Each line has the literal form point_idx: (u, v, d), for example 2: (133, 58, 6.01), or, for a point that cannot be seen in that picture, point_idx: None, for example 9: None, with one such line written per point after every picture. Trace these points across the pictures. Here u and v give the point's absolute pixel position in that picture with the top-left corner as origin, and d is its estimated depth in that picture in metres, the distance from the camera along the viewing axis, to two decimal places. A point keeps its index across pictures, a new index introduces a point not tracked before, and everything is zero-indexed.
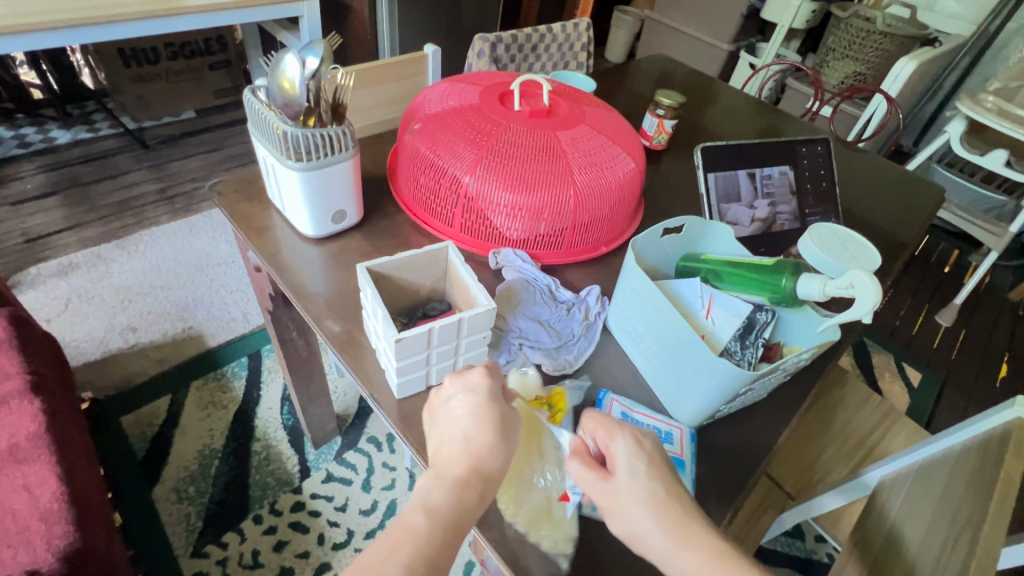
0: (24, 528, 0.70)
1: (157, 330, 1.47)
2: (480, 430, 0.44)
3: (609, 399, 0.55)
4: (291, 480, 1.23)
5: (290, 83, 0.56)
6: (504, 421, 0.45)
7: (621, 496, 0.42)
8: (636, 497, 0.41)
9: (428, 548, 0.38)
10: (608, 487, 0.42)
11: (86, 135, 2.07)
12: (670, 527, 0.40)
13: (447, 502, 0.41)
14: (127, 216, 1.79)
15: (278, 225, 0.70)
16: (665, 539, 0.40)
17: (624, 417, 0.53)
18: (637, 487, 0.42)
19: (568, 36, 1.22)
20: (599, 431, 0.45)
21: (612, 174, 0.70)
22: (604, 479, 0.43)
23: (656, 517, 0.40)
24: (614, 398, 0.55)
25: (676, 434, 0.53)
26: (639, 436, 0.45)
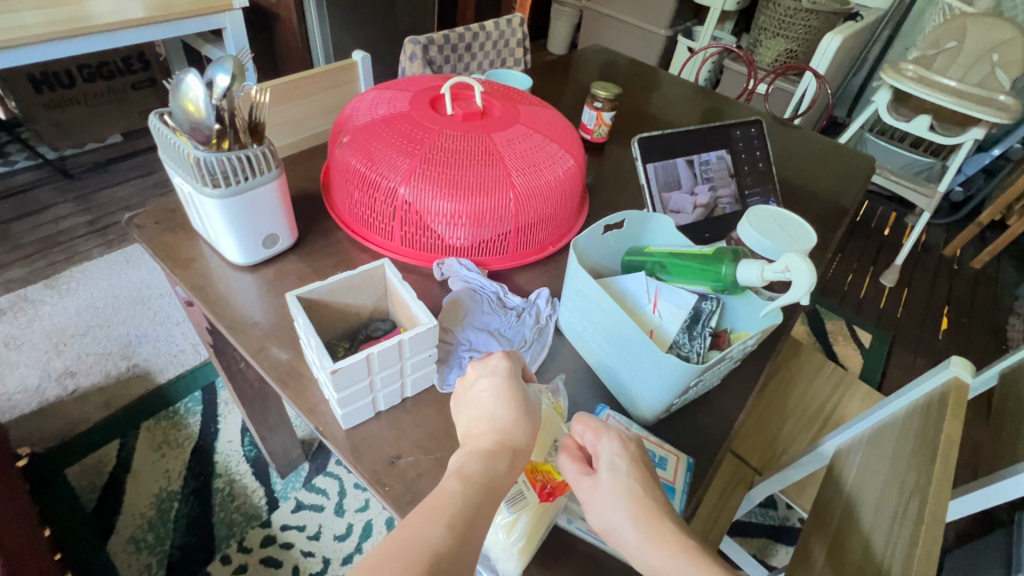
0: None
1: (98, 372, 1.38)
2: (503, 410, 0.43)
3: (605, 412, 0.53)
4: (259, 514, 1.18)
5: (195, 105, 0.52)
6: (527, 403, 0.45)
7: (603, 497, 0.42)
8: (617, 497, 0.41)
9: (466, 512, 0.37)
10: (592, 487, 0.42)
11: (1, 169, 1.92)
12: (646, 525, 0.40)
13: (481, 469, 0.40)
14: (55, 252, 1.67)
15: (206, 255, 0.66)
16: (638, 540, 0.40)
17: None
18: (618, 486, 0.42)
19: (503, 33, 1.21)
20: (586, 432, 0.45)
21: (551, 173, 0.69)
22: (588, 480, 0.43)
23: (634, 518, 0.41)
24: (610, 413, 0.53)
25: (670, 459, 0.51)
26: (626, 438, 0.45)
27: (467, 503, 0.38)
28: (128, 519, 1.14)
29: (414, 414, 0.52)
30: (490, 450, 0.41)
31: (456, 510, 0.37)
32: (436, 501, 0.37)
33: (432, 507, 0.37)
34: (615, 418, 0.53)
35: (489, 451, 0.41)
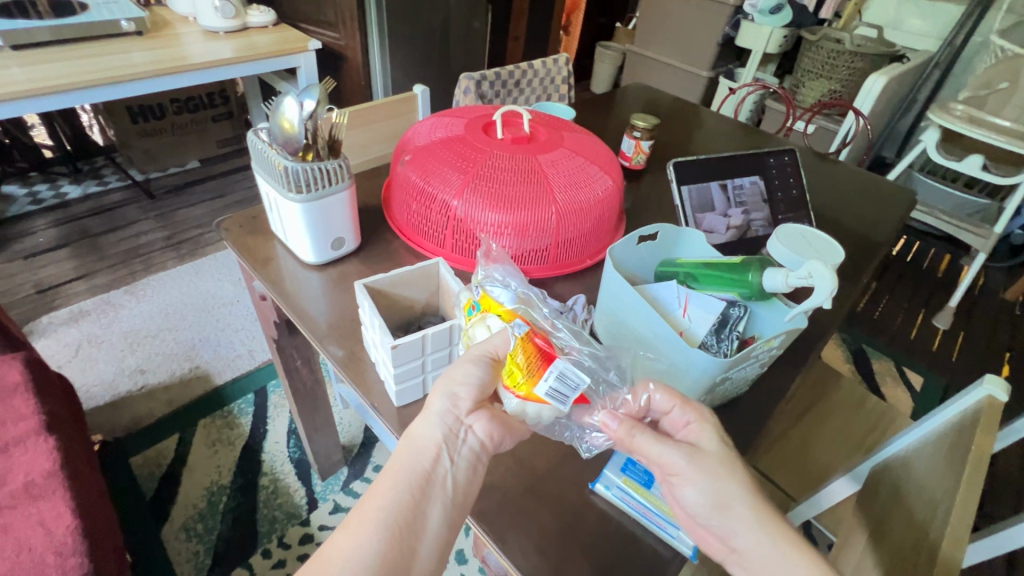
0: (39, 561, 0.72)
1: (165, 371, 1.51)
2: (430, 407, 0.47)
3: None
4: (299, 513, 1.24)
5: (290, 123, 0.62)
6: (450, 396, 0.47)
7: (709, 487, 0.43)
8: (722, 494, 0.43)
9: (381, 505, 0.42)
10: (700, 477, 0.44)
11: (96, 189, 2.15)
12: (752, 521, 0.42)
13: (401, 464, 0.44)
14: (135, 263, 1.85)
15: (281, 255, 0.75)
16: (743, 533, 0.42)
17: None
18: (725, 474, 0.44)
19: (550, 70, 1.30)
20: (683, 413, 0.47)
21: (591, 191, 0.75)
22: (702, 475, 0.44)
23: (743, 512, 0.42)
24: None
25: None
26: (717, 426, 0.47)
27: (390, 497, 0.42)
28: (184, 506, 1.22)
29: None
30: (420, 424, 0.46)
31: (378, 503, 0.42)
32: (380, 492, 0.43)
33: (368, 501, 0.42)
34: None
35: (423, 424, 0.46)
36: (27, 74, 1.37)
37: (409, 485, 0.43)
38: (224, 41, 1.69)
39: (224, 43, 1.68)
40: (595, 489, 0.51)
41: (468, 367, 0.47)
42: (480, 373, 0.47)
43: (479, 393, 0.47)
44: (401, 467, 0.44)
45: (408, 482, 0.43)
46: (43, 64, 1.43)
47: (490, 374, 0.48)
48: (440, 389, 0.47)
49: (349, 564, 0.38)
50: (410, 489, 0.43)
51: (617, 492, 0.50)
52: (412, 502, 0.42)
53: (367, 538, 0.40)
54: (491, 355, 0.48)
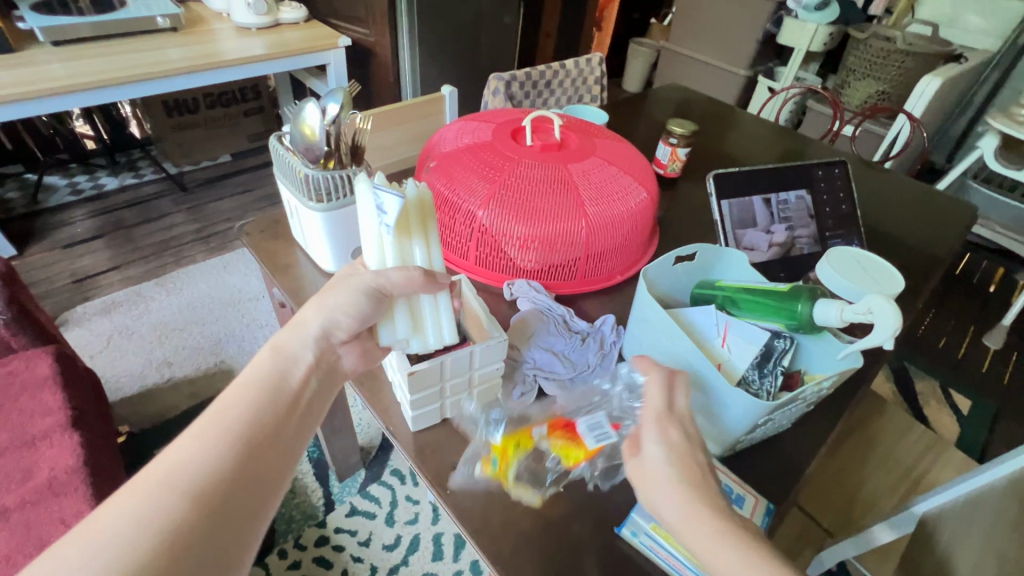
0: None
1: (191, 365, 1.53)
2: (288, 337, 0.45)
3: None
4: (316, 514, 1.23)
5: (311, 129, 0.60)
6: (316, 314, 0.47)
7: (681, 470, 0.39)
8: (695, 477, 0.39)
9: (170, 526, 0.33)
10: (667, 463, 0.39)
11: (132, 181, 2.20)
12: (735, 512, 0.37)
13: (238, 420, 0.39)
14: (166, 255, 1.88)
15: (301, 262, 0.73)
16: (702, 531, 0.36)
17: None
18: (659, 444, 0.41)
19: (582, 71, 1.26)
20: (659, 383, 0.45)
21: (623, 204, 0.71)
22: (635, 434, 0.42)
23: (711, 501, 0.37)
24: None
25: (748, 500, 0.49)
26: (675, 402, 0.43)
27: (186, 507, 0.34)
28: None
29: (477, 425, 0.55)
30: (252, 362, 0.43)
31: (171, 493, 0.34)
32: (193, 436, 0.37)
33: (183, 441, 0.37)
34: None
35: (256, 362, 0.43)
36: (65, 70, 1.39)
37: (245, 433, 0.39)
38: (256, 38, 1.70)
39: (255, 39, 1.69)
40: (623, 534, 0.47)
41: (314, 309, 0.46)
42: (367, 306, 0.46)
43: (323, 339, 0.46)
44: (242, 403, 0.40)
45: (242, 427, 0.39)
46: (82, 59, 1.45)
47: (337, 321, 0.46)
48: (285, 329, 0.46)
49: (121, 536, 0.32)
50: (247, 437, 0.39)
51: (645, 539, 0.46)
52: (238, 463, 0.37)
53: (153, 496, 0.34)
54: (384, 290, 0.46)
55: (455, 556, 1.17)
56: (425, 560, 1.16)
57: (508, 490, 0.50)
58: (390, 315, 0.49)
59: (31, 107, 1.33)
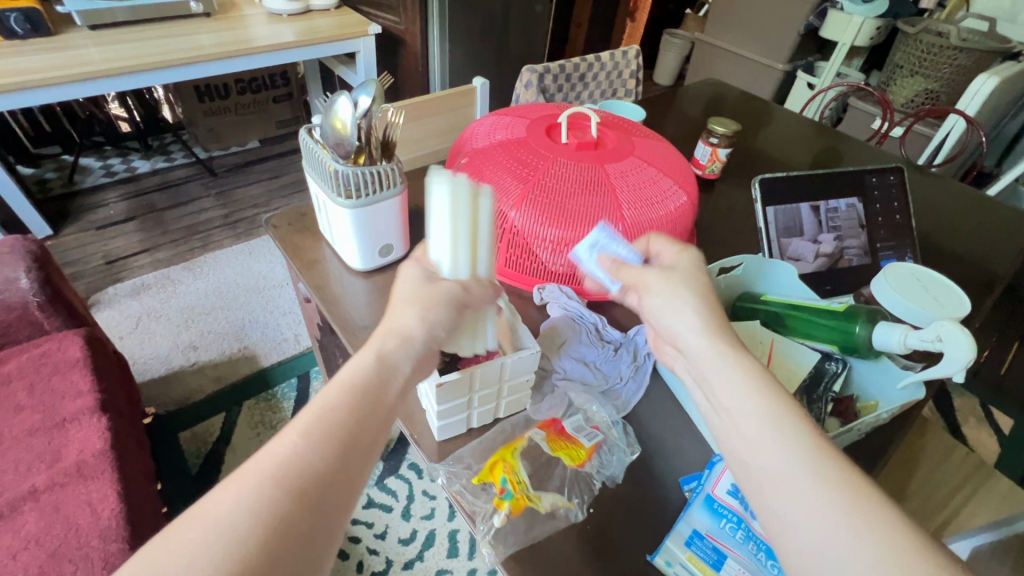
0: (84, 544, 0.74)
1: (216, 349, 1.54)
2: (392, 338, 0.40)
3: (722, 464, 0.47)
4: None
5: (342, 123, 0.58)
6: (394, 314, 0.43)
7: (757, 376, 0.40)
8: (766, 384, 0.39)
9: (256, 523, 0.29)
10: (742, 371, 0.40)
11: (163, 165, 2.23)
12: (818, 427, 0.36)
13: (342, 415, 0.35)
14: (195, 239, 1.91)
15: (327, 258, 0.72)
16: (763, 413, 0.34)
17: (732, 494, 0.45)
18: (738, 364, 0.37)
19: (617, 64, 1.22)
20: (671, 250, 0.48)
21: (662, 208, 0.67)
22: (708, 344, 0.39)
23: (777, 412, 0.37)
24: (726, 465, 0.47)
25: None
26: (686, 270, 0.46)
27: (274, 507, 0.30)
28: None
29: (505, 436, 0.53)
30: (359, 356, 0.39)
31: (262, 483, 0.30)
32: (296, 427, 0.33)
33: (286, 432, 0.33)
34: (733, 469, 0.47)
35: (355, 358, 0.39)
36: (100, 54, 1.40)
37: (348, 429, 0.34)
38: (287, 24, 1.69)
39: (286, 26, 1.68)
40: (655, 561, 0.44)
41: (404, 309, 0.42)
42: (446, 314, 0.43)
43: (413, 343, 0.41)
44: (340, 393, 0.36)
45: (342, 424, 0.34)
46: (118, 44, 1.47)
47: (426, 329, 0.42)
48: (378, 330, 0.41)
49: (228, 524, 0.28)
50: (350, 432, 0.34)
51: (679, 570, 0.43)
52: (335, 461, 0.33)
53: (259, 489, 0.30)
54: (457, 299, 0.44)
55: (470, 555, 1.16)
56: (440, 557, 1.16)
57: (541, 507, 0.47)
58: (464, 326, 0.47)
59: (67, 90, 1.35)
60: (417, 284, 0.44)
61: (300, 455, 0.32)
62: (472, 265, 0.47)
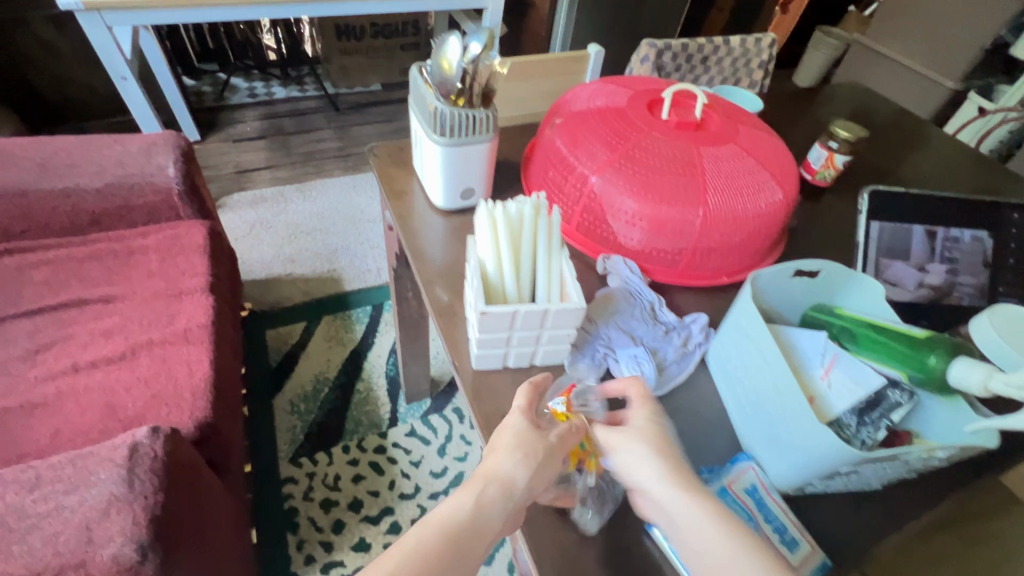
0: (178, 394, 0.87)
1: (310, 266, 1.71)
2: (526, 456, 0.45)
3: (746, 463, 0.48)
4: (380, 425, 1.34)
5: (450, 65, 0.62)
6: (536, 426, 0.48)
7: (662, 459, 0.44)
8: (670, 473, 0.43)
9: None
10: (643, 448, 0.44)
11: (297, 94, 2.45)
12: (670, 490, 0.42)
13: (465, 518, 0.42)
14: (310, 165, 2.09)
15: (415, 192, 0.77)
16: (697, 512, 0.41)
17: (752, 491, 0.47)
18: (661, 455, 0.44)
19: (746, 51, 1.14)
20: None
21: (751, 203, 0.64)
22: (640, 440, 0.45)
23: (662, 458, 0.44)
24: (751, 465, 0.48)
25: (803, 546, 0.45)
26: None
27: None
28: (298, 384, 1.39)
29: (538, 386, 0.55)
30: (502, 460, 0.45)
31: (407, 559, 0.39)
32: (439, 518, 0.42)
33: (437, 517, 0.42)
34: (755, 472, 0.48)
35: (502, 456, 0.45)
36: None
37: (457, 539, 0.41)
38: None
39: None
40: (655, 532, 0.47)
41: (509, 453, 0.45)
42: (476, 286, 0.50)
43: (513, 495, 0.43)
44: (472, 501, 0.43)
45: (456, 533, 0.41)
46: None
47: (527, 481, 0.44)
48: (510, 438, 0.46)
49: None
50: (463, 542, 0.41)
51: None
52: (446, 558, 0.40)
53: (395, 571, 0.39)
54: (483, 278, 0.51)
55: None
56: None
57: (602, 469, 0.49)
58: (498, 293, 0.52)
59: (231, 12, 1.50)
60: (530, 427, 0.47)
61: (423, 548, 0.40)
62: (511, 263, 0.52)
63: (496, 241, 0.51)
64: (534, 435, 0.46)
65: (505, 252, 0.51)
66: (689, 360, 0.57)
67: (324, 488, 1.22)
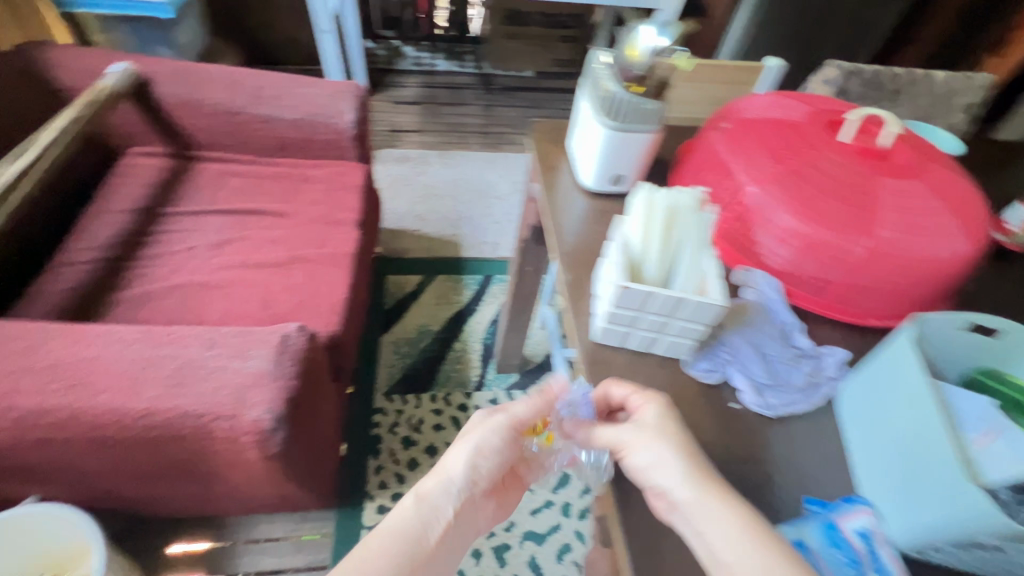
0: (317, 307, 1.00)
1: (435, 227, 1.83)
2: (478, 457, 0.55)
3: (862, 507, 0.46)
4: (467, 386, 1.41)
5: (638, 52, 0.64)
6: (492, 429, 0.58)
7: (681, 470, 0.44)
8: (691, 483, 0.44)
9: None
10: (660, 443, 0.47)
11: (455, 69, 2.60)
12: (687, 493, 0.44)
13: (420, 508, 0.53)
14: (454, 136, 2.23)
15: (564, 170, 0.80)
16: (719, 517, 0.42)
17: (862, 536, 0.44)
18: (668, 451, 0.46)
19: (952, 89, 1.03)
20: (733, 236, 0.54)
21: (926, 247, 0.58)
22: (652, 437, 0.47)
23: (674, 456, 0.46)
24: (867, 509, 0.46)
25: None
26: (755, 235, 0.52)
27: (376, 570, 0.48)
28: (404, 330, 1.51)
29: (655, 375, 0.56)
30: (453, 457, 0.55)
31: (374, 546, 0.49)
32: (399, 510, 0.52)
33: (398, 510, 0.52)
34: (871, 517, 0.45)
35: (451, 456, 0.56)
36: None
37: (415, 528, 0.51)
38: None
39: None
40: None
41: (457, 450, 0.56)
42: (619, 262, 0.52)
43: (458, 487, 0.54)
44: (425, 491, 0.53)
45: (414, 522, 0.51)
46: None
47: (470, 474, 0.55)
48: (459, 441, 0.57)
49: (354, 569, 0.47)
50: (419, 532, 0.51)
51: None
52: (406, 543, 0.50)
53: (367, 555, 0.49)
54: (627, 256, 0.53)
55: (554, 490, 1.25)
56: None
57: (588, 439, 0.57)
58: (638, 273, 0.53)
59: None
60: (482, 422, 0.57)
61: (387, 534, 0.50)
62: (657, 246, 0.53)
63: (649, 223, 0.53)
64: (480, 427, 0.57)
65: (655, 234, 0.53)
66: (833, 390, 0.56)
67: (408, 427, 1.32)
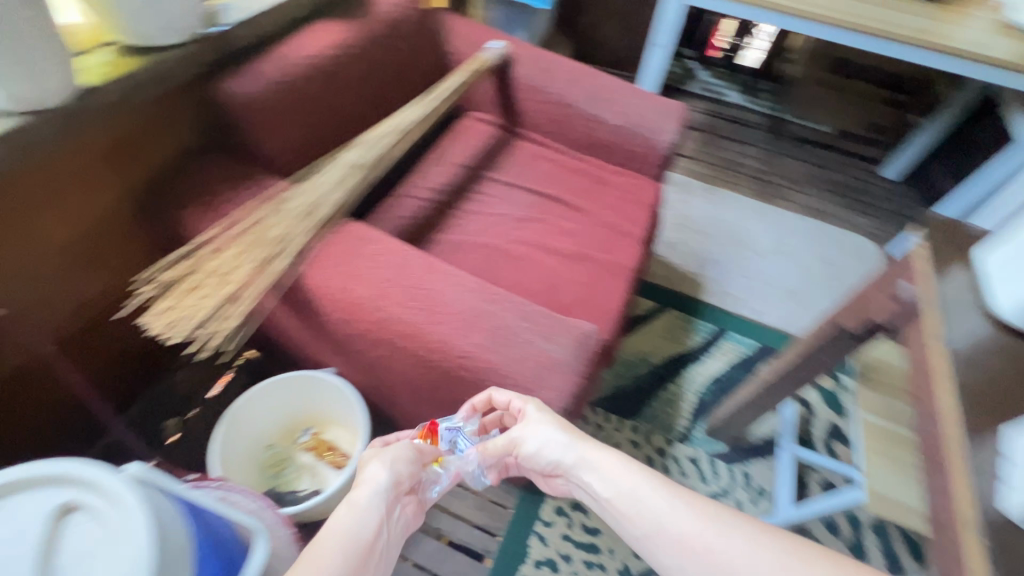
0: (594, 309, 1.03)
1: (680, 259, 1.77)
2: (395, 468, 0.67)
3: None
4: (671, 433, 1.35)
5: None
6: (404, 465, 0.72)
7: (590, 445, 0.71)
8: (588, 446, 0.71)
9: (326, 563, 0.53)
10: (547, 426, 0.73)
11: (745, 104, 2.44)
12: (625, 479, 0.66)
13: (364, 505, 0.61)
14: (725, 173, 2.12)
15: (955, 290, 0.76)
16: (666, 501, 0.62)
17: None
18: (558, 427, 0.73)
19: None
20: None
21: None
22: (538, 419, 0.74)
23: (613, 460, 0.69)
24: None
25: None
26: None
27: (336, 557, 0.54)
28: (624, 350, 1.50)
29: None
30: (368, 472, 0.65)
31: (325, 544, 0.55)
32: (340, 517, 0.59)
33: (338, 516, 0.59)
34: None
35: (370, 472, 0.66)
36: None
37: (360, 523, 0.59)
38: (1011, 41, 1.46)
39: (1009, 42, 1.46)
40: None
41: (370, 468, 0.67)
42: None
43: (382, 487, 0.64)
44: (361, 495, 0.62)
45: (360, 519, 0.59)
46: None
47: (391, 475, 0.66)
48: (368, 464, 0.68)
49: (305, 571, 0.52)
50: (362, 522, 0.59)
51: None
52: (359, 535, 0.57)
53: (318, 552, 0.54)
54: None
55: None
56: None
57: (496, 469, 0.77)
58: None
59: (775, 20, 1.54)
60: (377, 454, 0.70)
61: (334, 532, 0.57)
62: None
63: None
64: (386, 453, 0.69)
65: None
66: None
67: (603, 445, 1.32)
